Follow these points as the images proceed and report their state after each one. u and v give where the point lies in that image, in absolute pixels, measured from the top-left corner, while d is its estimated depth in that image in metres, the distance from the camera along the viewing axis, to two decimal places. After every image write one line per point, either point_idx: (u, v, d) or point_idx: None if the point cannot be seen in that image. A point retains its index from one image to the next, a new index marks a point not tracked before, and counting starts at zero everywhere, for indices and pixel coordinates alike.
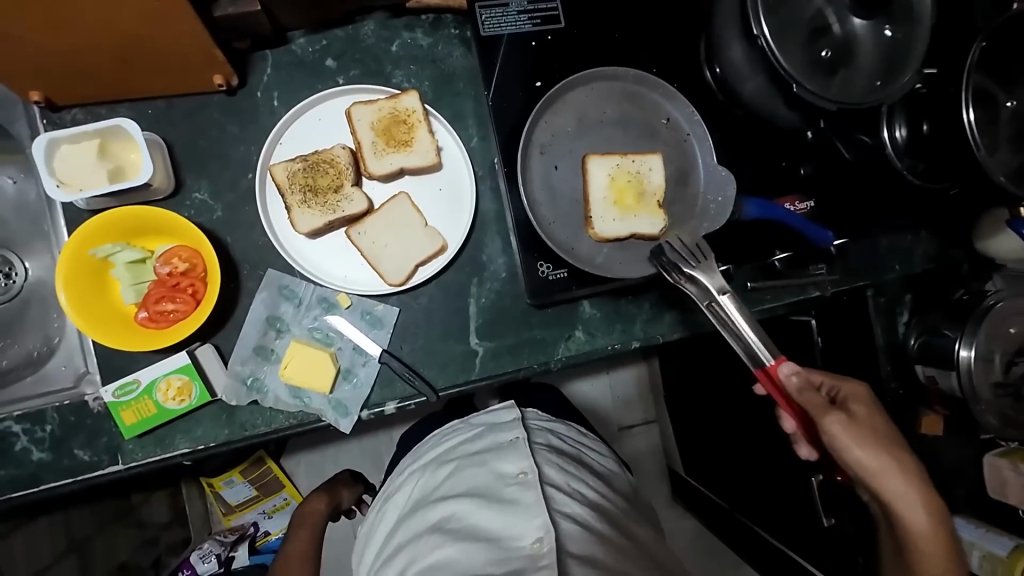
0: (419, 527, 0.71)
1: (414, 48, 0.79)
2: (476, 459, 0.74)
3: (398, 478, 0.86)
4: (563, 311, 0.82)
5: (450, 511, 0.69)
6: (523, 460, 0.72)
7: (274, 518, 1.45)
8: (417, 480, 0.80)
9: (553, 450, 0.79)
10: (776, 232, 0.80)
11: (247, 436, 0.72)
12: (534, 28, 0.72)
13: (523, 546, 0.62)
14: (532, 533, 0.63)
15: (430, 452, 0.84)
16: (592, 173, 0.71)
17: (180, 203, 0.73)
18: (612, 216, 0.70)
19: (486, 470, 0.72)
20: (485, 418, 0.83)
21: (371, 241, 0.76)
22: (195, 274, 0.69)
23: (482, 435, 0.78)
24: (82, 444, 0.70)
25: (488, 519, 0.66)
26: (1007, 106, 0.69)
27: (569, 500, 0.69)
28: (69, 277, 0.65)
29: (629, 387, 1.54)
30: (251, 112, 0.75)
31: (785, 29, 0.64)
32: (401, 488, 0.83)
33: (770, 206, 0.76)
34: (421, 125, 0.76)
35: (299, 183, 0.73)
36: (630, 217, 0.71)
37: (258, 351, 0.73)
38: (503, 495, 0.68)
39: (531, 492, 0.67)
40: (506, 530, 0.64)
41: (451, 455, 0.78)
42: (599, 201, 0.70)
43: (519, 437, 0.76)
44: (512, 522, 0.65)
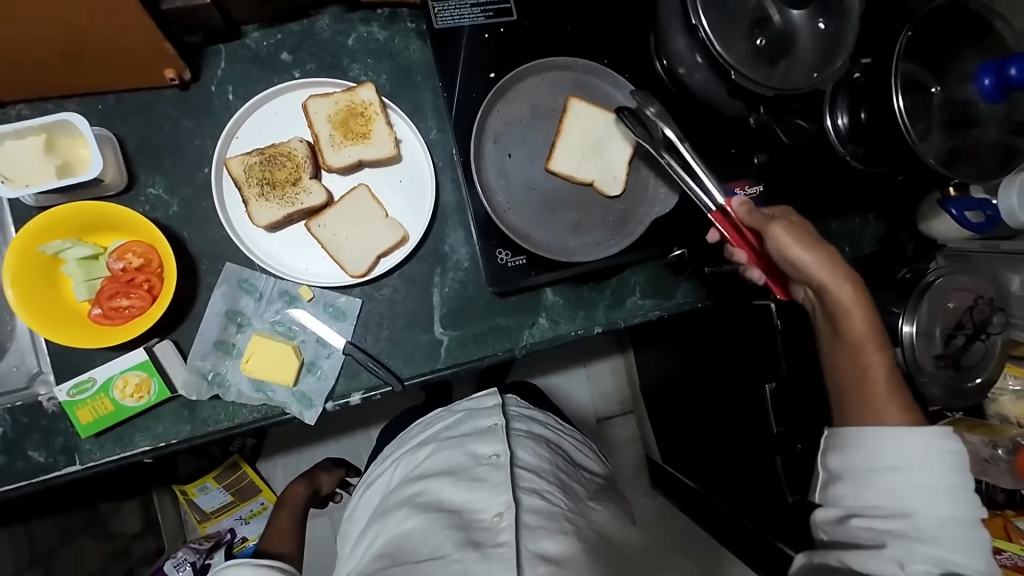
0: (392, 504, 0.73)
1: (370, 42, 0.80)
2: (454, 441, 0.76)
3: (381, 465, 0.87)
4: (526, 298, 0.85)
5: (423, 487, 0.71)
6: (497, 444, 0.73)
7: (251, 523, 1.44)
8: (398, 463, 0.81)
9: (534, 438, 0.80)
10: None
11: (210, 433, 0.72)
12: (487, 20, 0.74)
13: (484, 519, 0.65)
14: (493, 509, 0.65)
15: (412, 438, 0.85)
16: (573, 116, 0.72)
17: (134, 198, 0.72)
18: (575, 157, 0.71)
19: (462, 451, 0.74)
20: (465, 405, 0.84)
21: (333, 234, 0.76)
22: (151, 270, 0.68)
23: (462, 420, 0.79)
24: (37, 445, 0.69)
25: (455, 495, 0.68)
26: (936, 92, 0.73)
27: (540, 483, 0.71)
28: (18, 272, 0.64)
29: (605, 379, 1.56)
30: (206, 106, 0.75)
31: (725, 20, 0.67)
32: (382, 473, 0.84)
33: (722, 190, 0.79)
34: (379, 117, 0.76)
35: (256, 176, 0.73)
36: (594, 164, 0.71)
37: (220, 346, 0.73)
38: (473, 474, 0.70)
39: (500, 472, 0.69)
40: (470, 506, 0.67)
41: (431, 438, 0.79)
42: (568, 140, 0.71)
43: (498, 423, 0.77)
44: (479, 500, 0.67)
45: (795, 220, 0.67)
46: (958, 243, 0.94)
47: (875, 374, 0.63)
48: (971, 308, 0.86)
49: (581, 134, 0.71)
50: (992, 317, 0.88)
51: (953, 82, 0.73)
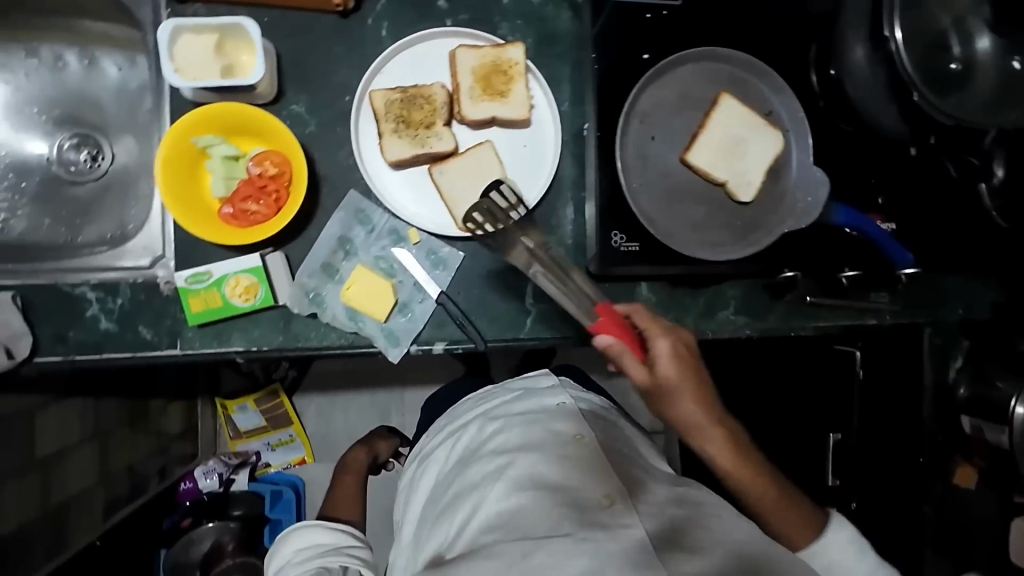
0: (475, 478, 0.71)
1: (524, 3, 0.80)
2: (528, 419, 0.77)
3: (436, 438, 0.88)
4: (620, 289, 0.83)
5: (511, 461, 0.70)
6: (575, 422, 0.76)
7: (275, 451, 1.64)
8: (462, 437, 0.81)
9: (597, 418, 0.83)
10: (856, 249, 0.81)
11: (300, 348, 0.75)
12: (651, 0, 0.72)
13: (593, 498, 0.64)
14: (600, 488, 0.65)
15: (470, 412, 0.86)
16: (722, 111, 0.68)
17: (278, 111, 0.75)
18: (714, 153, 0.67)
19: (542, 429, 0.74)
20: (520, 384, 0.88)
21: (451, 183, 0.76)
22: (282, 182, 0.71)
23: (524, 398, 0.82)
24: (147, 323, 0.72)
25: (553, 471, 0.67)
26: None
27: (627, 463, 0.73)
28: (168, 158, 0.67)
29: None
30: (359, 37, 0.77)
31: (915, 33, 0.61)
32: (441, 446, 0.85)
33: (859, 216, 0.71)
34: (521, 79, 0.76)
35: (394, 113, 0.74)
36: (733, 164, 0.67)
37: (325, 269, 0.75)
38: (560, 450, 0.70)
39: (586, 449, 0.71)
40: (572, 482, 0.66)
41: (496, 415, 0.81)
42: (710, 135, 0.67)
43: (566, 402, 0.80)
44: (578, 477, 0.67)
45: (687, 359, 0.67)
46: None
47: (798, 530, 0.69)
48: None
49: (725, 129, 0.68)
50: None
51: None
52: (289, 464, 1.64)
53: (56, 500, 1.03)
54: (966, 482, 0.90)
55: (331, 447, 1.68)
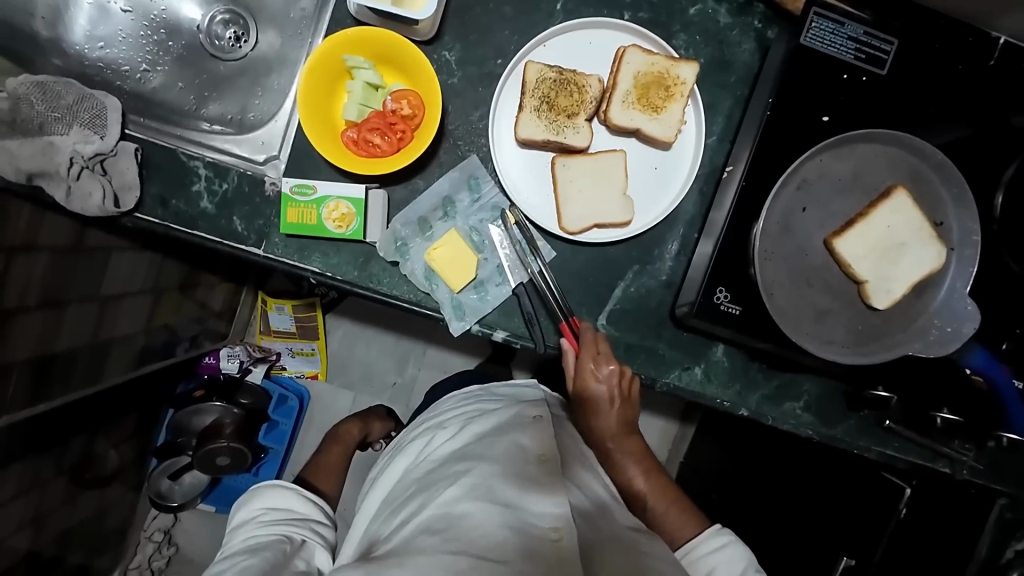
0: (434, 479, 0.69)
1: (710, 20, 0.74)
2: (499, 430, 0.73)
3: (415, 434, 0.86)
4: (695, 341, 0.79)
5: (468, 467, 0.67)
6: (546, 440, 0.70)
7: (294, 358, 1.68)
8: (437, 437, 0.79)
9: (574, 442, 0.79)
10: (977, 399, 0.72)
11: (369, 289, 0.75)
12: (854, 61, 0.65)
13: (541, 526, 0.59)
14: (550, 518, 0.59)
15: (450, 415, 0.84)
16: (888, 206, 0.62)
17: (428, 53, 0.72)
18: (864, 248, 0.61)
19: (507, 441, 0.70)
20: (507, 394, 0.86)
21: (570, 181, 0.73)
22: (411, 125, 0.69)
23: (508, 409, 0.79)
24: (241, 215, 0.73)
25: (507, 486, 0.63)
26: None
27: (595, 502, 0.66)
28: (316, 66, 0.66)
29: (652, 435, 1.51)
30: (533, 2, 0.73)
31: None
32: (415, 442, 0.84)
33: (996, 366, 0.71)
34: (680, 99, 0.71)
35: (542, 91, 0.70)
36: (876, 266, 0.61)
37: (419, 223, 0.74)
38: (523, 467, 0.66)
39: (550, 471, 0.65)
40: (524, 501, 0.61)
41: (474, 420, 0.78)
42: (868, 227, 0.61)
43: (544, 418, 0.75)
44: (532, 500, 0.61)
45: (616, 380, 0.73)
46: None
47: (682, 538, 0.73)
48: None
49: (886, 225, 0.61)
50: None
51: None
52: (303, 374, 1.69)
53: (104, 335, 1.09)
54: None
55: (344, 374, 1.73)
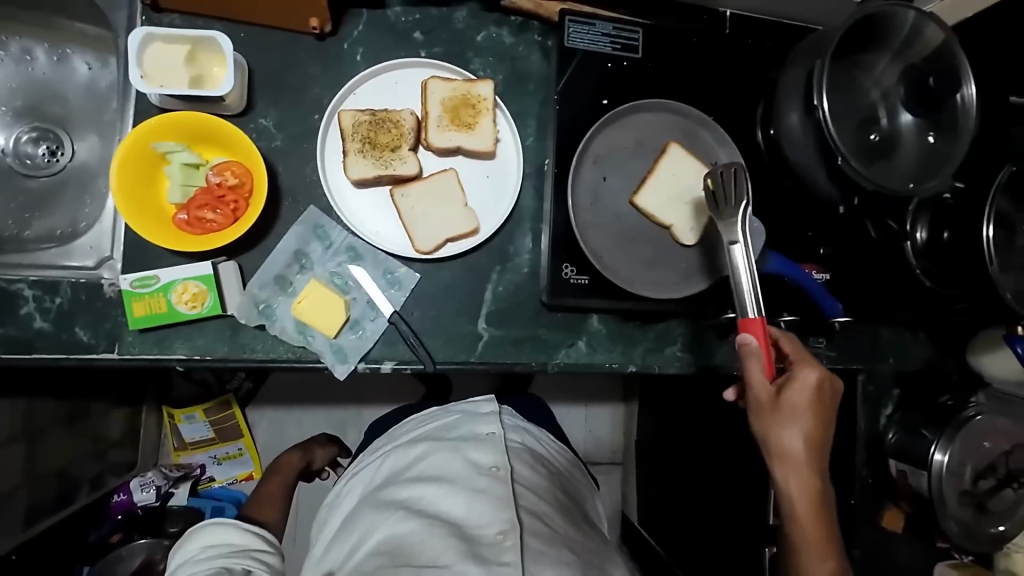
0: (387, 501, 0.79)
1: (497, 43, 0.84)
2: (451, 446, 0.83)
3: (370, 457, 0.95)
4: (572, 319, 0.86)
5: (422, 492, 0.77)
6: (497, 456, 0.81)
7: (221, 464, 1.66)
8: (387, 458, 0.89)
9: (526, 450, 0.90)
10: (789, 295, 0.85)
11: (244, 359, 0.74)
12: (613, 51, 0.77)
13: (485, 534, 0.69)
14: (495, 525, 0.70)
15: (404, 436, 0.93)
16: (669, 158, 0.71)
17: (245, 123, 0.75)
18: (663, 197, 0.70)
19: (459, 459, 0.80)
20: (462, 407, 0.93)
21: (411, 206, 0.78)
22: (242, 193, 0.71)
23: (459, 423, 0.88)
24: (84, 324, 0.70)
25: (456, 505, 0.73)
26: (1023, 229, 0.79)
27: (537, 503, 0.78)
28: (126, 160, 0.67)
29: (603, 425, 1.58)
30: (334, 59, 0.78)
31: (842, 116, 0.72)
32: (370, 465, 0.93)
33: (790, 265, 0.78)
34: (488, 113, 0.80)
35: (361, 133, 0.75)
36: (677, 208, 0.71)
37: (278, 281, 0.75)
38: (472, 483, 0.76)
39: (499, 485, 0.76)
40: (470, 518, 0.71)
41: (427, 441, 0.87)
42: (660, 179, 0.70)
43: (495, 432, 0.85)
44: (477, 514, 0.72)
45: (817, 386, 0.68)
46: (1006, 384, 0.97)
47: (803, 497, 0.68)
48: (1006, 453, 0.89)
49: (674, 174, 0.71)
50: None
51: None
52: (234, 480, 1.65)
53: None
54: (893, 525, 0.95)
55: None
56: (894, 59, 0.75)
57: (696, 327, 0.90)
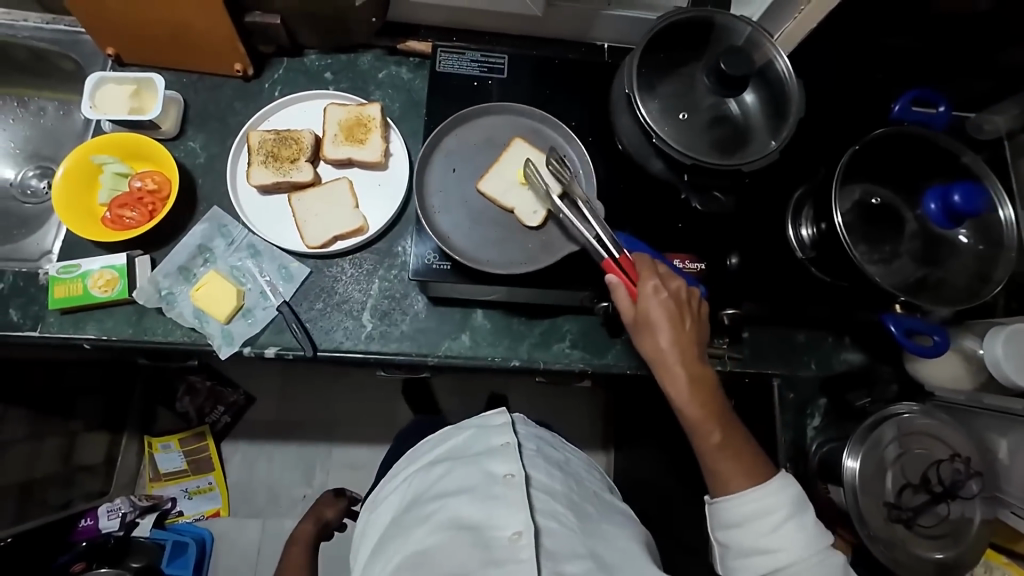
0: (411, 519, 0.80)
1: (396, 79, 0.98)
2: (468, 459, 0.84)
3: (390, 484, 0.94)
4: (455, 313, 0.89)
5: (443, 506, 0.78)
6: (512, 463, 0.81)
7: (191, 498, 1.69)
8: (410, 482, 0.88)
9: (543, 456, 0.90)
10: None
11: (144, 340, 0.82)
12: (480, 73, 0.88)
13: (504, 536, 0.72)
14: (512, 527, 0.73)
15: (423, 456, 0.93)
16: (514, 151, 0.79)
17: (176, 145, 0.91)
18: (503, 183, 0.77)
19: (478, 469, 0.81)
20: (476, 420, 0.93)
21: (305, 208, 0.88)
22: (159, 196, 0.85)
23: (475, 438, 0.88)
24: (17, 306, 0.82)
25: (474, 512, 0.76)
26: (874, 201, 0.82)
27: (554, 506, 0.80)
28: (71, 169, 0.83)
29: None
30: (256, 95, 0.95)
31: (672, 109, 0.80)
32: (394, 490, 0.91)
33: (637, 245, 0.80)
34: (377, 130, 0.91)
35: (265, 149, 0.89)
36: (518, 192, 0.76)
37: (182, 272, 0.85)
38: (490, 491, 0.78)
39: (514, 490, 0.77)
40: (489, 523, 0.74)
41: (445, 458, 0.87)
42: (502, 168, 0.77)
43: (510, 442, 0.85)
44: (497, 518, 0.74)
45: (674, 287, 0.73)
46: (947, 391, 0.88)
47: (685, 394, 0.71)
48: (938, 462, 0.78)
49: (518, 162, 0.78)
50: (968, 482, 0.77)
51: (908, 207, 0.82)
52: (202, 515, 1.68)
53: None
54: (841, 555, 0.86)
55: (249, 501, 1.71)
56: None
57: (586, 324, 0.91)
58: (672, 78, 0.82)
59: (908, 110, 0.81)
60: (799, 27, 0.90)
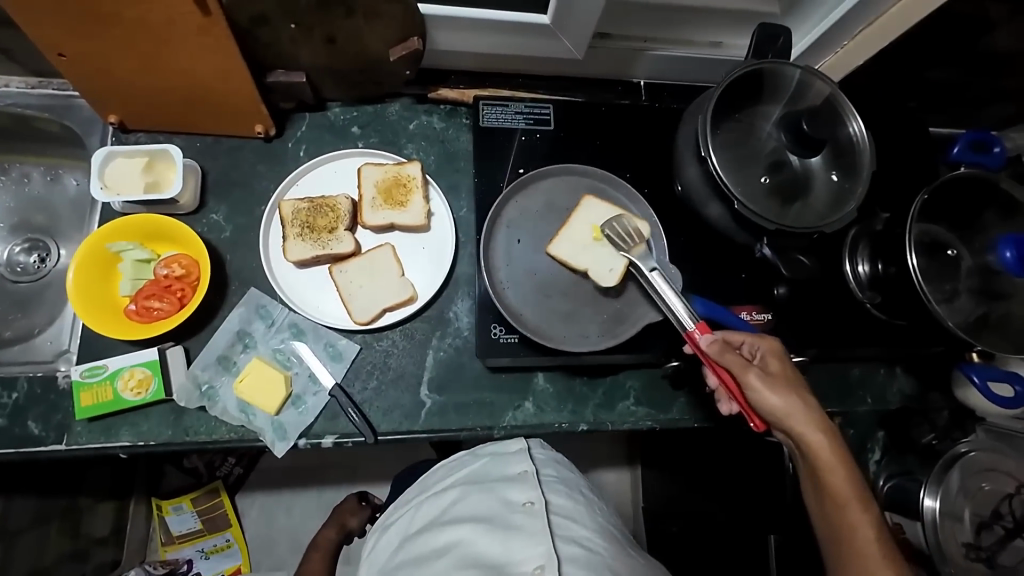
0: (419, 553, 0.66)
1: (428, 128, 0.91)
2: (484, 485, 0.71)
3: (400, 507, 0.80)
4: (515, 379, 0.85)
5: (455, 536, 0.65)
6: (532, 490, 0.69)
7: (209, 558, 1.47)
8: (422, 505, 0.75)
9: (565, 484, 0.76)
10: None
11: (187, 442, 0.75)
12: (527, 125, 0.86)
13: (524, 574, 0.58)
14: (534, 560, 0.59)
15: (432, 481, 0.79)
16: (585, 210, 0.77)
17: (198, 219, 0.83)
18: (575, 243, 0.75)
19: (493, 496, 0.68)
20: (489, 449, 0.78)
21: (349, 281, 0.82)
22: (188, 281, 0.78)
23: (488, 465, 0.74)
24: (37, 417, 0.74)
25: (491, 545, 0.62)
26: (951, 253, 0.79)
27: (580, 535, 0.66)
28: (83, 259, 0.75)
29: (608, 489, 1.50)
30: (280, 157, 0.87)
31: (744, 161, 0.76)
32: (403, 515, 0.77)
33: (716, 307, 0.77)
34: (418, 190, 0.85)
35: (300, 219, 0.82)
36: (591, 253, 0.75)
37: (221, 361, 0.78)
38: (508, 521, 0.64)
39: (537, 522, 0.64)
40: (508, 558, 0.60)
41: (456, 481, 0.74)
42: (573, 228, 0.76)
43: (529, 469, 0.72)
44: (516, 552, 0.60)
45: (783, 361, 0.69)
46: (999, 419, 0.90)
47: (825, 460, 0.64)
48: (1009, 497, 0.80)
49: (589, 220, 0.78)
50: None
51: (971, 248, 0.80)
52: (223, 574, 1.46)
53: None
54: None
55: (271, 554, 1.49)
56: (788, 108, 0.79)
57: (653, 378, 0.88)
58: (730, 125, 0.78)
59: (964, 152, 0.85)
60: (844, 59, 0.92)
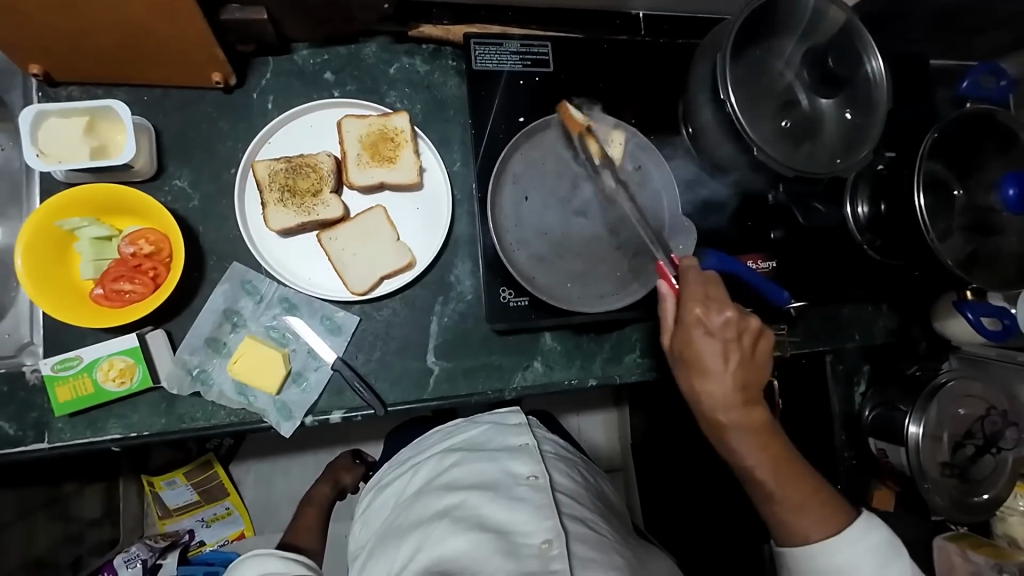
0: (421, 516, 0.67)
1: (411, 72, 0.82)
2: (487, 455, 0.70)
3: (396, 467, 0.80)
4: (521, 340, 0.83)
5: (460, 500, 0.65)
6: (535, 463, 0.69)
7: (212, 526, 1.43)
8: (419, 468, 0.74)
9: (563, 460, 0.78)
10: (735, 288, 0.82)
11: (184, 429, 0.71)
12: (524, 68, 0.79)
13: (532, 544, 0.60)
14: (541, 533, 0.60)
15: (431, 444, 0.78)
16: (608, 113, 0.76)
17: (158, 187, 0.74)
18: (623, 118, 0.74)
19: (496, 467, 0.68)
20: (490, 417, 0.78)
21: (341, 248, 0.76)
22: (159, 258, 0.70)
23: (488, 435, 0.74)
24: (9, 416, 0.68)
25: (496, 513, 0.63)
26: (957, 194, 0.79)
27: (582, 511, 0.69)
28: (31, 242, 0.65)
29: (598, 430, 1.56)
30: (244, 111, 0.77)
31: (758, 102, 0.72)
32: (400, 475, 0.77)
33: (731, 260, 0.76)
34: (408, 145, 0.78)
35: (278, 182, 0.75)
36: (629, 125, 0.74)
37: (210, 343, 0.73)
38: (513, 493, 0.65)
39: (541, 494, 0.65)
40: (515, 527, 0.61)
41: (458, 446, 0.74)
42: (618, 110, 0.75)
43: (531, 441, 0.72)
44: (520, 523, 0.62)
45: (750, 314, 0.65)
46: (974, 348, 0.95)
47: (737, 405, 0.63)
48: (981, 419, 0.87)
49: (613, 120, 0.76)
50: (1003, 431, 0.89)
51: (977, 185, 0.80)
52: (227, 540, 1.43)
53: None
54: (885, 505, 0.93)
55: (274, 517, 1.46)
56: (802, 41, 0.75)
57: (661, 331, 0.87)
58: (744, 61, 0.73)
59: (973, 86, 0.85)
60: None
